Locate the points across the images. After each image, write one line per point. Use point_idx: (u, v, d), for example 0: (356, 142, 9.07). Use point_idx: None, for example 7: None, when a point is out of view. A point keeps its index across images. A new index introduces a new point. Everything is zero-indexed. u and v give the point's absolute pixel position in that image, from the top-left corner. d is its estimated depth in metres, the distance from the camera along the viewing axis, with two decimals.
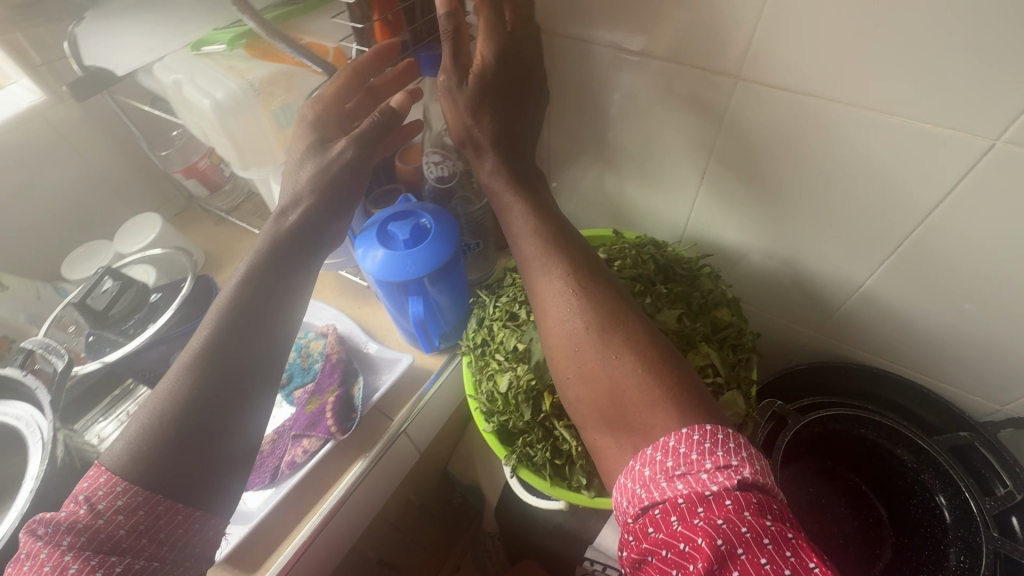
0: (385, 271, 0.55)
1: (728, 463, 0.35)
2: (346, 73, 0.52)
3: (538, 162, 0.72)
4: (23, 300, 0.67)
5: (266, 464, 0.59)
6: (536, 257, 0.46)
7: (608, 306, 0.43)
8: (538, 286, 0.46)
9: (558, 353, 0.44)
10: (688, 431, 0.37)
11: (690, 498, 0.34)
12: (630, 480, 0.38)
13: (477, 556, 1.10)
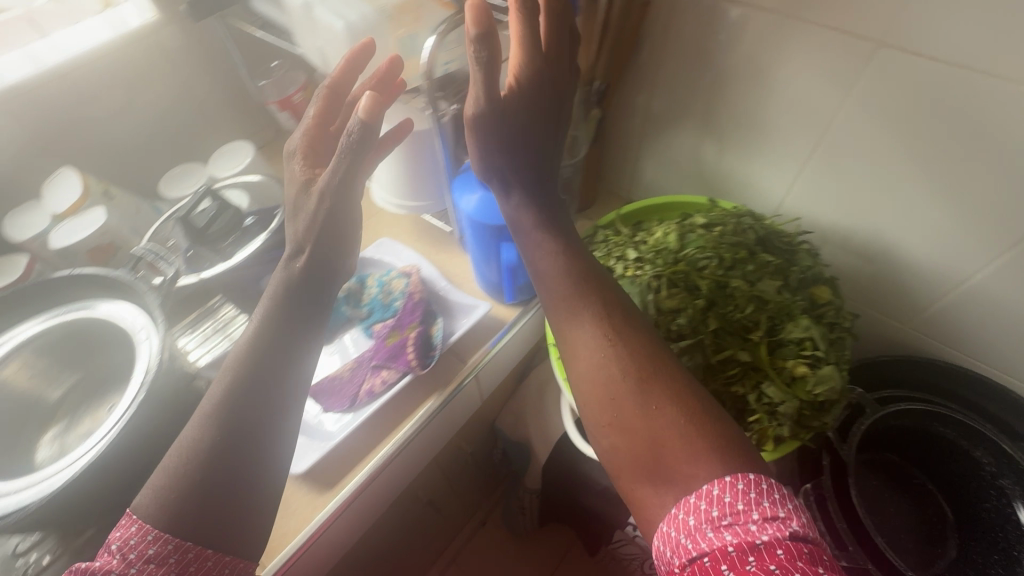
0: (483, 210, 0.58)
1: (775, 514, 0.36)
2: (324, 93, 0.48)
3: (631, 125, 0.71)
4: (128, 211, 0.70)
5: (346, 389, 0.61)
6: (568, 303, 0.46)
7: (641, 353, 0.43)
8: (570, 334, 0.46)
9: (589, 403, 0.44)
10: (732, 479, 0.37)
11: (740, 547, 0.35)
12: (673, 530, 0.38)
13: (507, 513, 1.13)
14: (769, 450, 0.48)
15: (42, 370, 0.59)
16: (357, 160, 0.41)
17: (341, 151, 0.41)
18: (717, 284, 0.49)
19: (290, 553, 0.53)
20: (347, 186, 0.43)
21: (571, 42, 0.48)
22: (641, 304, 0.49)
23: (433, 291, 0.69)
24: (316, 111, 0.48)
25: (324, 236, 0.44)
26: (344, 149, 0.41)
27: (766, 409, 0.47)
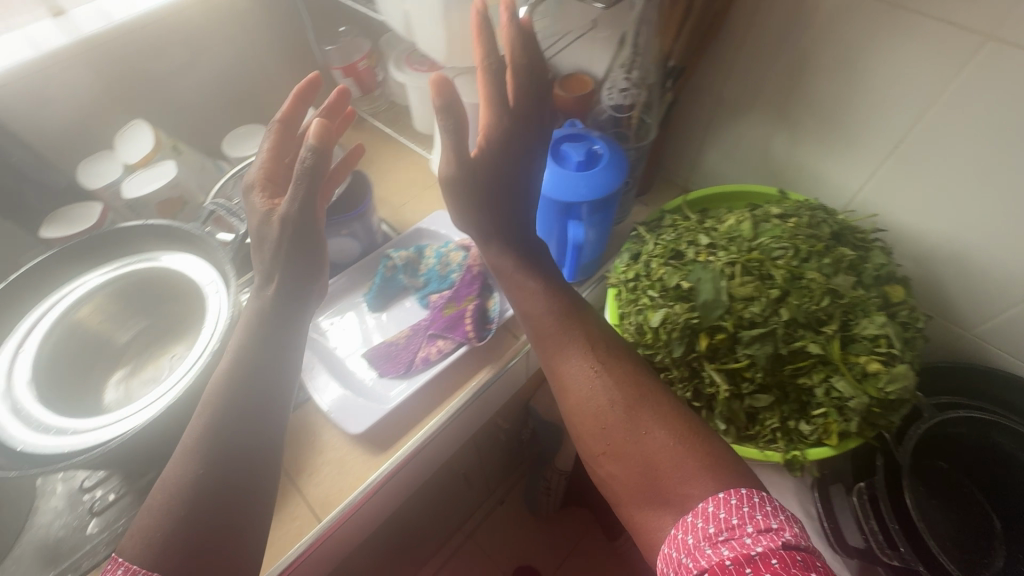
0: (553, 187, 0.55)
1: (769, 526, 0.37)
2: (276, 127, 0.54)
3: (697, 112, 0.70)
4: (195, 166, 0.72)
5: (403, 355, 0.62)
6: (553, 343, 0.50)
7: (624, 384, 0.47)
8: (560, 373, 0.49)
9: (584, 433, 0.47)
10: (725, 496, 0.40)
11: (737, 559, 0.36)
12: (674, 549, 0.40)
13: (529, 493, 1.15)
14: (833, 445, 0.48)
15: (111, 316, 0.61)
16: (311, 185, 0.46)
17: (296, 178, 0.46)
18: (792, 275, 0.49)
19: (344, 508, 0.54)
20: (309, 209, 0.48)
21: (538, 100, 0.51)
22: (715, 289, 0.49)
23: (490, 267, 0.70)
24: (270, 144, 0.54)
25: (288, 258, 0.50)
26: (300, 175, 0.46)
27: (835, 403, 0.47)
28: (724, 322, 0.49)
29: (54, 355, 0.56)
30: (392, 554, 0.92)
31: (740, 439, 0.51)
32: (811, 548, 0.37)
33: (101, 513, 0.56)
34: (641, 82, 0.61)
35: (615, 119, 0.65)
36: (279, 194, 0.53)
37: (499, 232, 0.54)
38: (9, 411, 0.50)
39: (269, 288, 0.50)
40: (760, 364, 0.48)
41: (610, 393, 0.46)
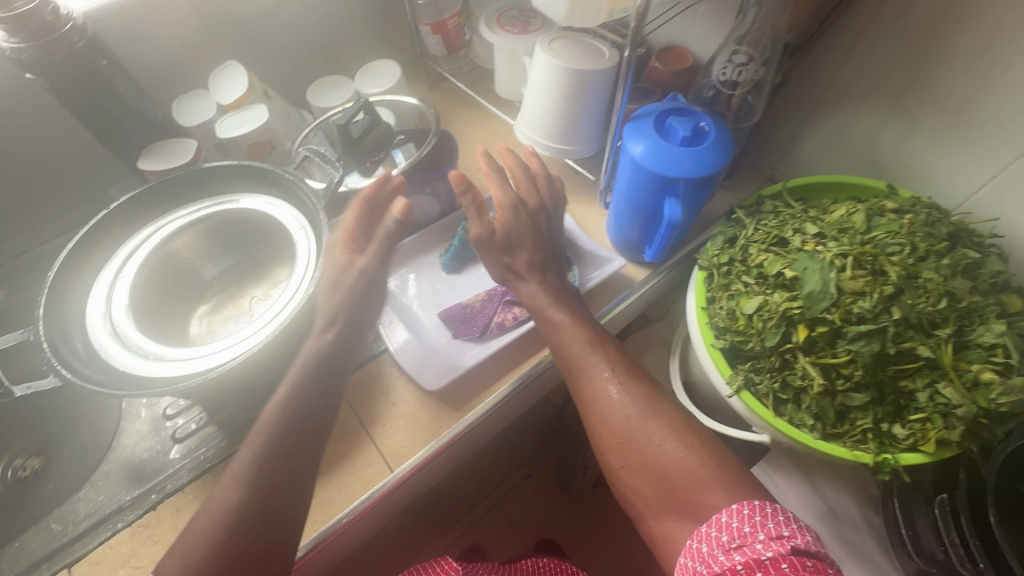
0: (654, 160, 0.54)
1: (780, 533, 0.38)
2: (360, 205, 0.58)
3: (799, 100, 0.67)
4: (282, 113, 0.72)
5: (478, 321, 0.63)
6: (576, 366, 0.53)
7: (640, 402, 0.50)
8: (583, 393, 0.52)
9: (604, 448, 0.50)
10: (738, 507, 0.41)
11: (748, 563, 0.37)
12: (689, 559, 0.41)
13: (561, 469, 1.15)
14: (930, 452, 0.46)
15: (197, 251, 0.63)
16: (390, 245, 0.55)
17: (377, 241, 0.54)
18: (907, 273, 0.46)
19: (414, 463, 0.55)
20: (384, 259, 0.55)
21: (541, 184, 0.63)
22: (823, 281, 0.47)
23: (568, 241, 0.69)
24: (354, 215, 0.57)
25: (355, 309, 0.52)
26: (381, 240, 0.54)
27: (939, 409, 0.45)
28: (829, 315, 0.47)
29: (147, 283, 0.58)
30: (429, 512, 0.94)
31: (828, 437, 0.49)
32: (823, 554, 0.39)
33: (182, 441, 0.58)
34: (756, 56, 0.59)
35: (716, 96, 0.63)
36: (358, 251, 0.56)
37: (527, 274, 0.58)
38: (109, 334, 0.52)
39: (330, 332, 0.51)
40: (862, 362, 0.46)
41: (626, 410, 0.49)
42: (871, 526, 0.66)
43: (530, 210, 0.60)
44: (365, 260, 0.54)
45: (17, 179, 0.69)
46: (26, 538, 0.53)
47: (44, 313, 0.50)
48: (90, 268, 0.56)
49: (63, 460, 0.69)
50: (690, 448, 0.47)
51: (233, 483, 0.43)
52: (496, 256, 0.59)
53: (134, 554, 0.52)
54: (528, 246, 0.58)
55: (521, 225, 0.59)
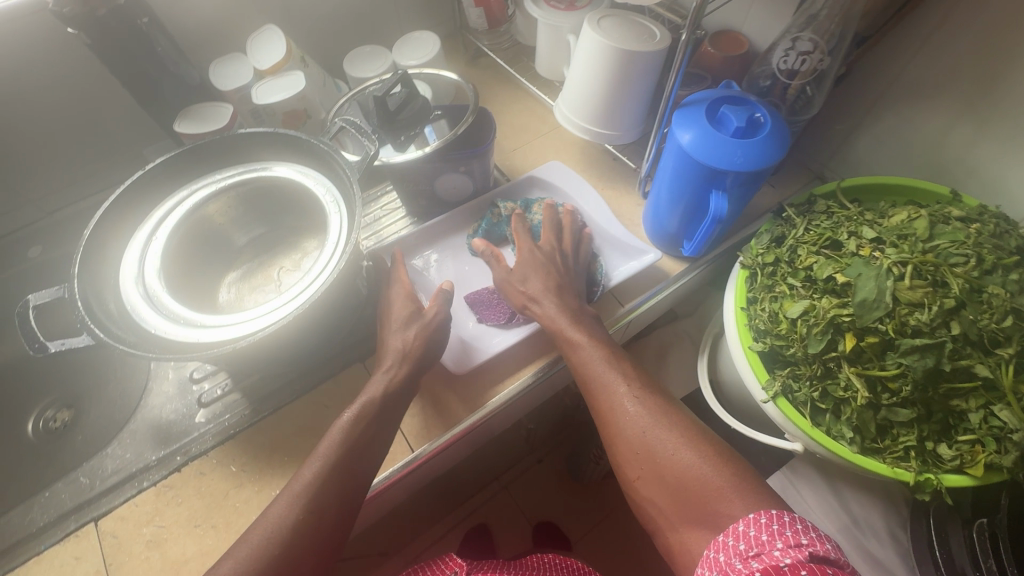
0: (703, 150, 0.51)
1: (798, 541, 0.37)
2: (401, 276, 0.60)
3: (859, 95, 0.63)
4: (318, 82, 0.71)
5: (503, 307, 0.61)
6: (592, 381, 0.51)
7: (656, 412, 0.48)
8: (599, 404, 0.51)
9: (621, 459, 0.49)
10: (755, 516, 0.39)
11: (766, 571, 0.36)
12: (706, 568, 0.40)
13: (573, 458, 1.14)
14: (977, 475, 0.44)
15: (226, 220, 0.62)
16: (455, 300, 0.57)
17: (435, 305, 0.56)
18: (970, 286, 0.43)
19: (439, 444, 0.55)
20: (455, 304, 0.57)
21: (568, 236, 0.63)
22: (878, 288, 0.44)
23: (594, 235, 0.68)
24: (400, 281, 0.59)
25: (431, 342, 0.54)
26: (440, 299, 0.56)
27: (992, 432, 0.43)
28: (882, 325, 0.44)
29: (178, 247, 0.57)
30: (441, 491, 0.94)
31: (867, 451, 0.47)
32: (843, 562, 0.37)
33: (208, 406, 0.59)
34: (820, 45, 0.55)
35: (771, 86, 0.60)
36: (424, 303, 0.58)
37: (538, 295, 0.57)
38: (142, 297, 0.52)
39: (400, 364, 0.52)
40: (913, 377, 0.44)
41: (642, 420, 0.48)
42: (895, 542, 0.64)
43: (545, 252, 0.60)
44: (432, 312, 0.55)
45: (55, 133, 0.69)
46: (56, 487, 0.55)
47: (78, 273, 0.50)
48: (125, 229, 0.56)
49: (92, 412, 0.71)
50: (707, 457, 0.45)
51: (291, 501, 0.44)
52: (512, 291, 0.59)
53: (158, 513, 0.52)
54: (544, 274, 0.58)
55: (537, 263, 0.59)
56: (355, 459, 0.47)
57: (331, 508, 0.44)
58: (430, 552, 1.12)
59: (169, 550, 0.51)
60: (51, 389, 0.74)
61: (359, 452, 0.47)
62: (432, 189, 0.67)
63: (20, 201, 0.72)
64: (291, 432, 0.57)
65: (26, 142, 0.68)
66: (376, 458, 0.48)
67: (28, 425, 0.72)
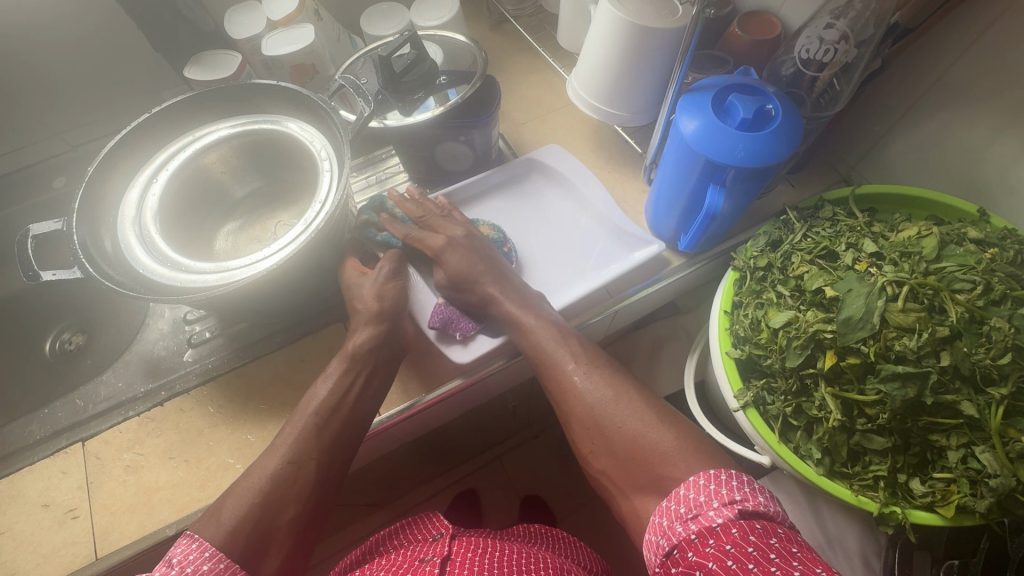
0: (704, 141, 0.48)
1: (731, 498, 0.37)
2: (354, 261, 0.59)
3: (891, 97, 0.58)
4: (330, 38, 0.71)
5: (446, 316, 0.56)
6: (549, 364, 0.50)
7: (606, 386, 0.47)
8: (557, 388, 0.49)
9: (573, 433, 0.48)
10: (694, 478, 0.40)
11: (701, 533, 0.37)
12: (653, 532, 0.41)
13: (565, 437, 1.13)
14: (946, 516, 0.41)
15: (224, 168, 0.63)
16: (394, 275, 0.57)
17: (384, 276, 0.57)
18: (971, 316, 0.40)
19: (430, 398, 0.56)
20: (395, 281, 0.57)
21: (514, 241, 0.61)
22: (866, 307, 0.41)
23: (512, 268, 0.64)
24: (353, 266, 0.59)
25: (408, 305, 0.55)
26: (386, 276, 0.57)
27: (968, 474, 0.40)
28: (864, 346, 0.42)
29: (178, 193, 0.59)
30: (428, 454, 0.96)
31: (836, 475, 0.45)
32: (775, 515, 0.38)
33: (197, 346, 0.61)
34: (851, 35, 0.51)
35: (796, 76, 0.56)
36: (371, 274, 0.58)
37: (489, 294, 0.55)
38: (137, 238, 0.54)
39: (372, 332, 0.53)
40: (891, 405, 0.41)
41: (593, 394, 0.47)
42: (869, 570, 0.62)
43: (463, 243, 0.58)
44: (375, 274, 0.57)
45: (80, 64, 0.71)
46: (54, 406, 0.59)
47: (79, 208, 0.52)
48: (128, 169, 0.58)
49: (101, 338, 0.75)
50: (653, 425, 0.45)
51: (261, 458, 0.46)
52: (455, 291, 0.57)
53: (139, 441, 0.56)
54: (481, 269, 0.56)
55: (462, 257, 0.57)
56: (328, 415, 0.48)
57: (297, 454, 0.46)
58: (417, 509, 1.15)
59: (145, 476, 0.54)
60: (66, 313, 0.79)
61: (329, 416, 0.48)
62: (431, 156, 0.66)
63: (47, 132, 0.76)
64: (268, 380, 0.59)
65: (53, 73, 0.71)
66: (350, 411, 0.49)
67: (45, 344, 0.77)
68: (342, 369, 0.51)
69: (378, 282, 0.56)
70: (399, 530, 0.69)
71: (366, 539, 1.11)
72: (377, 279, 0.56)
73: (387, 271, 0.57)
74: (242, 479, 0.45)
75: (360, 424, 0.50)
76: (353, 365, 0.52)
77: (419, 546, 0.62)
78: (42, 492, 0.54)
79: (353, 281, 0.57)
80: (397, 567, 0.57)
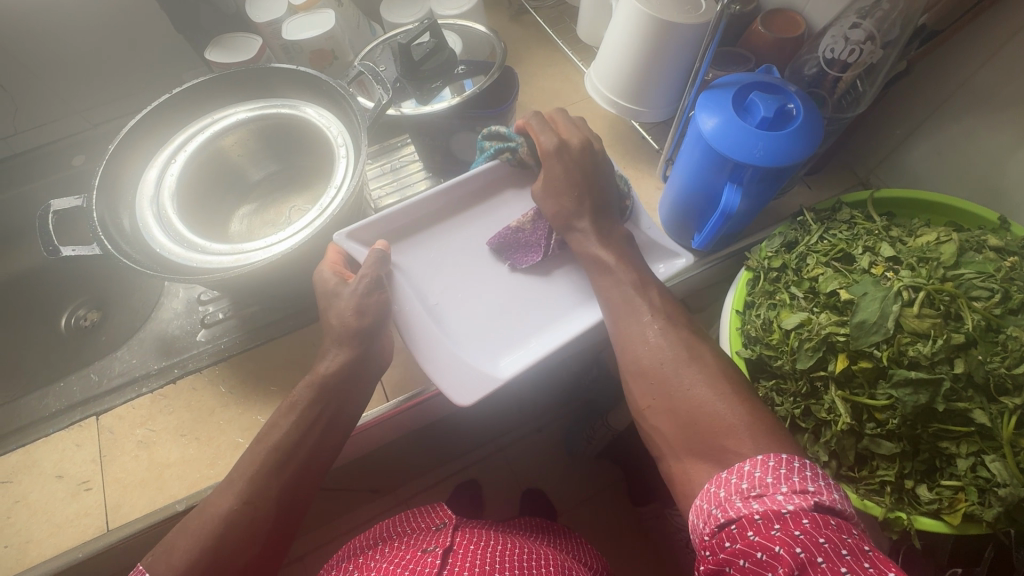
0: (724, 140, 0.47)
1: (804, 488, 0.34)
2: (333, 255, 0.54)
3: (916, 100, 0.57)
4: (350, 24, 0.71)
5: (525, 236, 0.57)
6: (627, 311, 0.49)
7: (663, 345, 0.45)
8: (627, 332, 0.48)
9: (633, 386, 0.46)
10: (763, 458, 0.37)
11: (767, 515, 0.34)
12: (705, 501, 0.38)
13: (570, 433, 1.13)
14: (952, 523, 0.41)
15: (242, 151, 0.63)
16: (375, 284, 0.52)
17: (362, 286, 0.51)
18: (987, 324, 0.40)
19: (430, 392, 0.56)
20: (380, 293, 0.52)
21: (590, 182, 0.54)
22: (881, 311, 0.41)
23: (507, 281, 0.57)
24: (332, 263, 0.54)
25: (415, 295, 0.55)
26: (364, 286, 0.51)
27: (976, 482, 0.40)
28: (877, 350, 0.41)
29: (195, 174, 0.60)
30: (434, 443, 0.96)
31: (839, 477, 0.45)
32: (847, 513, 0.35)
33: (210, 327, 0.62)
34: (877, 36, 0.50)
35: (819, 76, 0.55)
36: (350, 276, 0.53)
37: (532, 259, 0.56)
38: (154, 217, 0.54)
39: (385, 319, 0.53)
40: (903, 411, 0.40)
41: (662, 351, 0.45)
42: None
43: (575, 152, 0.54)
44: (356, 283, 0.51)
45: (101, 43, 0.72)
46: (70, 380, 0.60)
47: (98, 185, 0.53)
48: (147, 148, 0.58)
49: (117, 316, 0.76)
50: (705, 389, 0.42)
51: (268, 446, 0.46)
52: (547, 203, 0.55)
53: (152, 418, 0.57)
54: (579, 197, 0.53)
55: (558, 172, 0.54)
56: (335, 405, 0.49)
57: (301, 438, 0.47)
58: (420, 497, 1.16)
59: (157, 452, 0.55)
60: (83, 289, 0.80)
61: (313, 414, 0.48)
62: (448, 146, 0.65)
63: (69, 111, 0.77)
64: (279, 363, 0.60)
65: (76, 52, 0.71)
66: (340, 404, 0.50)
67: (61, 320, 0.78)
68: (316, 397, 0.49)
69: (357, 294, 0.51)
70: (401, 518, 0.70)
71: (368, 525, 1.12)
72: (353, 290, 0.51)
73: (364, 280, 0.51)
74: (196, 516, 0.44)
75: (341, 424, 0.49)
76: (329, 393, 0.49)
77: (422, 535, 0.63)
78: (57, 464, 0.55)
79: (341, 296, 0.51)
80: (400, 556, 0.58)
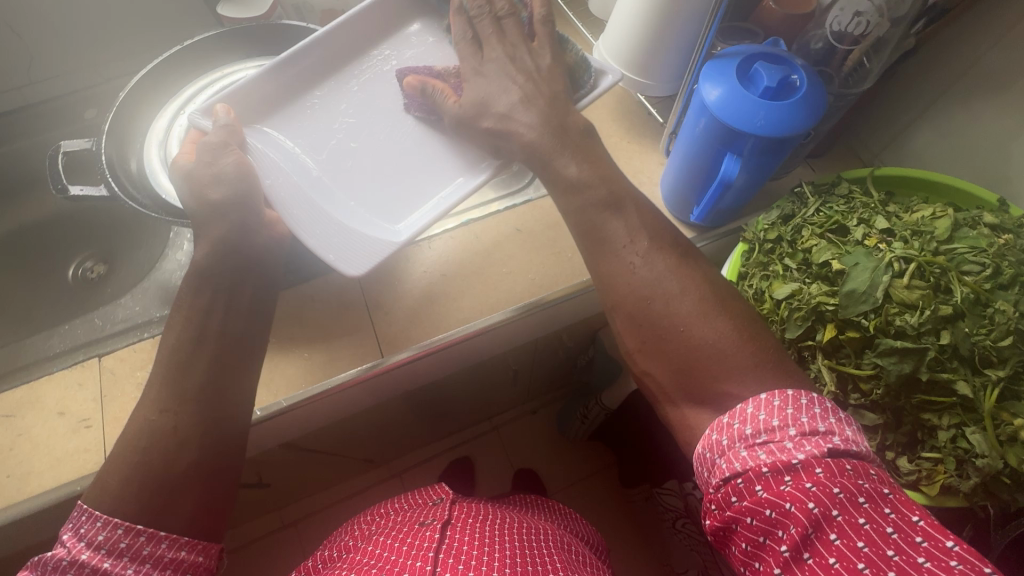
0: (725, 107, 0.48)
1: (814, 431, 0.36)
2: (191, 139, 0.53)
3: (923, 80, 0.57)
4: None
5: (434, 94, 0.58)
6: (597, 247, 0.46)
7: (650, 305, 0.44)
8: (609, 266, 0.45)
9: (619, 327, 0.45)
10: (766, 398, 0.38)
11: (775, 467, 0.35)
12: (708, 450, 0.39)
13: (565, 413, 1.14)
14: (929, 495, 0.42)
15: None
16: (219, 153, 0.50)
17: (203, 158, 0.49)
18: (976, 298, 0.40)
19: (393, 361, 0.54)
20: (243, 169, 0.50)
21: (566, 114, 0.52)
22: (871, 281, 0.41)
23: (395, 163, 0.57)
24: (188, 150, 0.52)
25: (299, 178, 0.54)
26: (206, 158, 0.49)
27: (955, 453, 0.40)
28: (865, 320, 0.42)
29: None
30: (428, 412, 0.97)
31: None
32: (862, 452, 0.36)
33: None
34: (885, 9, 0.51)
35: (828, 52, 0.54)
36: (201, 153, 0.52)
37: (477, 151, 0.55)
38: (159, 159, 0.55)
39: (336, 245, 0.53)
40: (886, 380, 0.41)
41: (649, 284, 0.43)
42: None
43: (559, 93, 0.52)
44: (205, 157, 0.50)
45: None
46: (75, 323, 0.62)
47: (107, 131, 0.55)
48: (152, 96, 0.59)
49: (125, 268, 0.78)
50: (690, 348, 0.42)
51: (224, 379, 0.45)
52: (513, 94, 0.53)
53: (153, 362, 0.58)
54: (519, 80, 0.50)
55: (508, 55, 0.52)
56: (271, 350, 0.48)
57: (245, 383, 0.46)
58: (415, 469, 1.18)
59: None
60: (92, 243, 0.81)
61: None
62: None
63: (85, 64, 0.78)
64: None
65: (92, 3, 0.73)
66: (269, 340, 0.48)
67: (69, 271, 0.79)
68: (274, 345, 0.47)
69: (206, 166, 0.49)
70: (401, 497, 0.69)
71: (364, 493, 1.14)
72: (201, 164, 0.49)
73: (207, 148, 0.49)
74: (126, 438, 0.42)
75: None
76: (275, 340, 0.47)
77: (418, 510, 0.64)
78: (59, 401, 0.57)
79: (191, 169, 0.49)
80: (397, 530, 0.59)
